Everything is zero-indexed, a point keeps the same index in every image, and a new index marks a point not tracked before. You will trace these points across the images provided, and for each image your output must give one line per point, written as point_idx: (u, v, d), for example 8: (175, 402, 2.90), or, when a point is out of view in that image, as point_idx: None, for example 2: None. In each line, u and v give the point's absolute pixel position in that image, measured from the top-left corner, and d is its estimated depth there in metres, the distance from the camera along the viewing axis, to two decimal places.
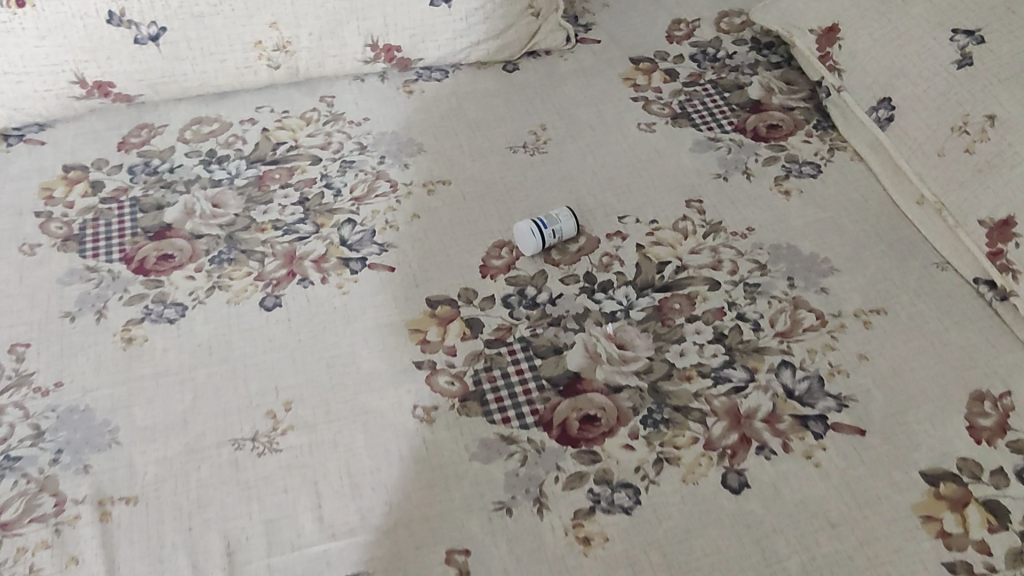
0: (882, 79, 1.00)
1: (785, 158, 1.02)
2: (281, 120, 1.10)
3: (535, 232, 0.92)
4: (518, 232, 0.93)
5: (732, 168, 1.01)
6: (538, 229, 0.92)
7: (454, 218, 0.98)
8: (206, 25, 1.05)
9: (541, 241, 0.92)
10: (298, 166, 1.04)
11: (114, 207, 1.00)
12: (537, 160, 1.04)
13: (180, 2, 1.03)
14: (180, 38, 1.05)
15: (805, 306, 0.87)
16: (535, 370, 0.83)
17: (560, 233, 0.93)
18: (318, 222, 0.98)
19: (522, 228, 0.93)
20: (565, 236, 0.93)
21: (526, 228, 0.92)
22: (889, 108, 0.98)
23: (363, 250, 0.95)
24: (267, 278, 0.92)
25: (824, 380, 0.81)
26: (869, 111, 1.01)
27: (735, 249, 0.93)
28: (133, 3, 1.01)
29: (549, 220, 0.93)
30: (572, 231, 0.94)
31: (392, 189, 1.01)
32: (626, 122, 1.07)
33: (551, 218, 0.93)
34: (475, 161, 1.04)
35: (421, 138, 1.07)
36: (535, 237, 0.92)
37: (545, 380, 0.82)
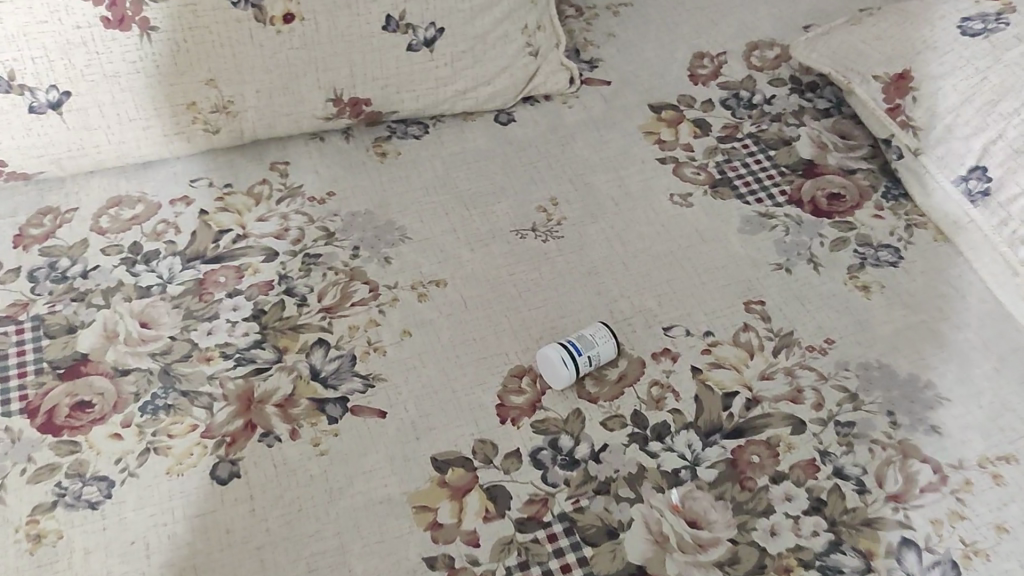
0: (975, 142, 0.81)
1: (856, 239, 0.84)
2: (222, 199, 0.87)
3: (568, 361, 0.72)
4: (544, 358, 0.73)
5: (794, 256, 0.82)
6: (572, 358, 0.72)
7: (456, 334, 0.77)
8: (123, 86, 0.82)
9: (576, 373, 0.72)
10: (248, 264, 0.82)
11: (10, 330, 0.76)
12: (552, 249, 0.84)
13: (87, 60, 0.80)
14: (89, 104, 0.81)
15: (916, 455, 0.69)
16: (586, 565, 0.63)
17: (597, 358, 0.73)
18: (280, 345, 0.76)
19: (550, 354, 0.72)
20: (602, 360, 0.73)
21: (557, 356, 0.72)
22: (985, 180, 0.80)
23: (342, 386, 0.73)
24: (219, 433, 0.70)
25: (961, 566, 0.63)
26: (957, 180, 0.82)
27: (816, 372, 0.74)
28: (25, 64, 0.78)
29: (584, 342, 0.73)
30: (611, 353, 0.74)
31: (372, 293, 0.80)
32: (655, 195, 0.88)
33: (585, 339, 0.73)
34: (474, 253, 0.83)
35: (403, 219, 0.86)
36: (569, 368, 0.72)
37: None
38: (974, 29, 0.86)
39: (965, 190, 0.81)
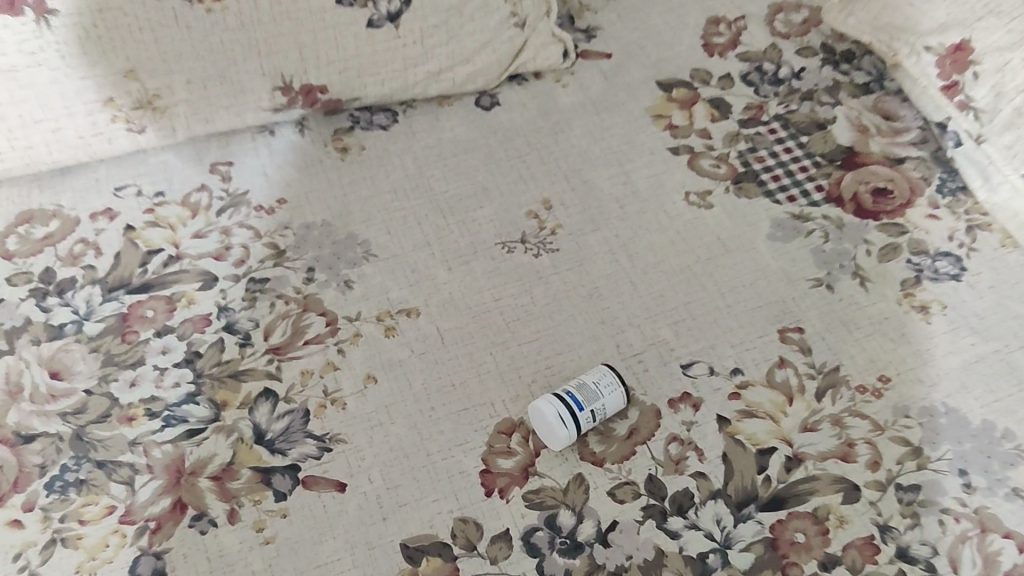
0: None
1: (909, 246, 0.70)
2: (153, 211, 0.73)
3: (566, 420, 0.58)
4: (538, 413, 0.60)
5: (836, 269, 0.69)
6: (571, 416, 0.58)
7: (431, 378, 0.64)
8: (23, 82, 0.67)
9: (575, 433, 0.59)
10: (181, 292, 0.68)
11: None
12: (546, 266, 0.70)
13: None
14: None
15: (995, 528, 0.56)
16: None
17: (601, 413, 0.59)
18: (218, 398, 0.63)
19: (545, 409, 0.59)
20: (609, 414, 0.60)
21: (553, 412, 0.59)
22: None
23: (292, 450, 0.60)
24: (141, 517, 0.57)
25: None
26: None
27: (869, 421, 0.61)
28: None
29: (586, 394, 0.59)
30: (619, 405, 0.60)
31: (330, 328, 0.66)
32: (668, 194, 0.74)
33: (588, 389, 0.60)
34: (453, 272, 0.69)
35: (368, 231, 0.72)
36: (567, 428, 0.58)
37: None
38: None
39: None
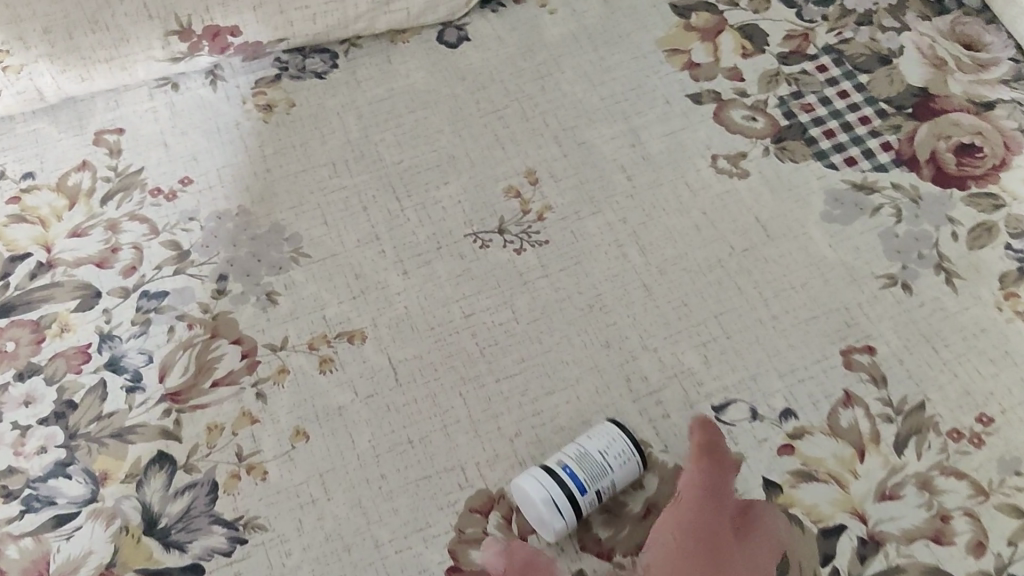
0: None
1: (1008, 226, 0.53)
2: (19, 199, 0.56)
3: (562, 510, 0.42)
4: (522, 490, 0.43)
5: (914, 261, 0.52)
6: (570, 501, 0.42)
7: (380, 432, 0.48)
8: None
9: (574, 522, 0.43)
10: (53, 315, 0.52)
11: None
12: (531, 264, 0.53)
13: None
14: None
15: None
16: None
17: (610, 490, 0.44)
18: (96, 470, 0.47)
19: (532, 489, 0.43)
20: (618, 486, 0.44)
21: (543, 497, 0.42)
22: None
23: (194, 544, 0.45)
24: None
25: None
26: None
27: (968, 482, 0.45)
28: None
29: (590, 470, 0.43)
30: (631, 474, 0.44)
31: (247, 361, 0.50)
32: (689, 159, 0.57)
33: (591, 461, 0.43)
34: (410, 276, 0.53)
35: (297, 220, 0.55)
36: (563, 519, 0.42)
37: None
38: None
39: None
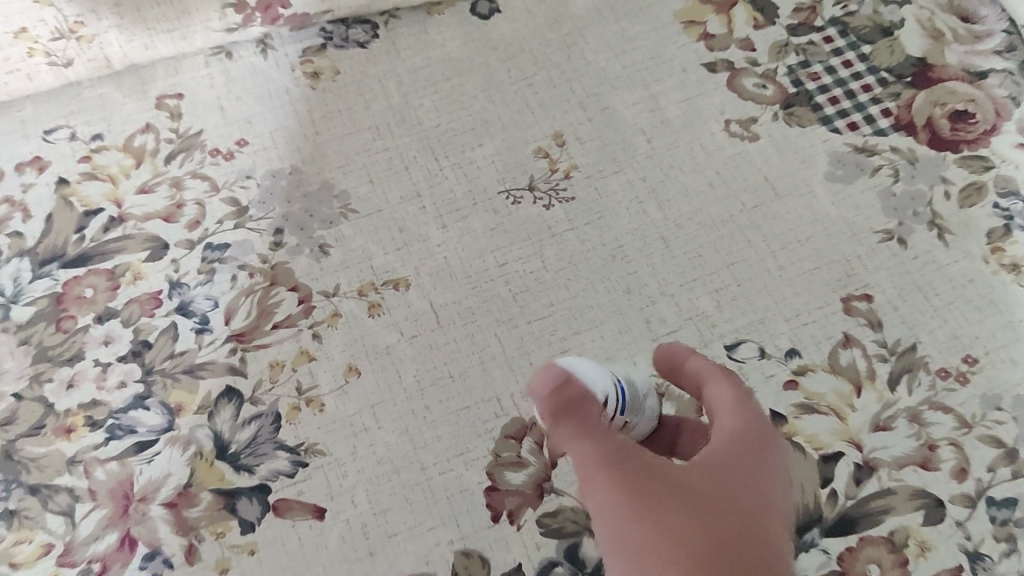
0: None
1: (996, 186, 0.58)
2: (89, 158, 0.61)
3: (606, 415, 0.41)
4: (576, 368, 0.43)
5: (909, 217, 0.57)
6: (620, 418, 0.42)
7: (424, 368, 0.53)
8: None
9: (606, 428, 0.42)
10: (126, 264, 0.57)
11: None
12: (557, 219, 0.58)
13: None
14: None
15: None
16: None
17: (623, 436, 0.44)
18: (171, 402, 0.52)
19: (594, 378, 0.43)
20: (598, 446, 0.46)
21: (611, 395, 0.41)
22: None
23: (261, 466, 0.50)
24: (83, 560, 0.48)
25: None
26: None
27: (953, 415, 0.50)
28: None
29: (636, 394, 0.42)
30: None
31: (302, 306, 0.55)
32: (704, 123, 0.62)
33: (637, 390, 0.43)
34: (448, 228, 0.58)
35: (345, 178, 0.60)
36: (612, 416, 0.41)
37: None
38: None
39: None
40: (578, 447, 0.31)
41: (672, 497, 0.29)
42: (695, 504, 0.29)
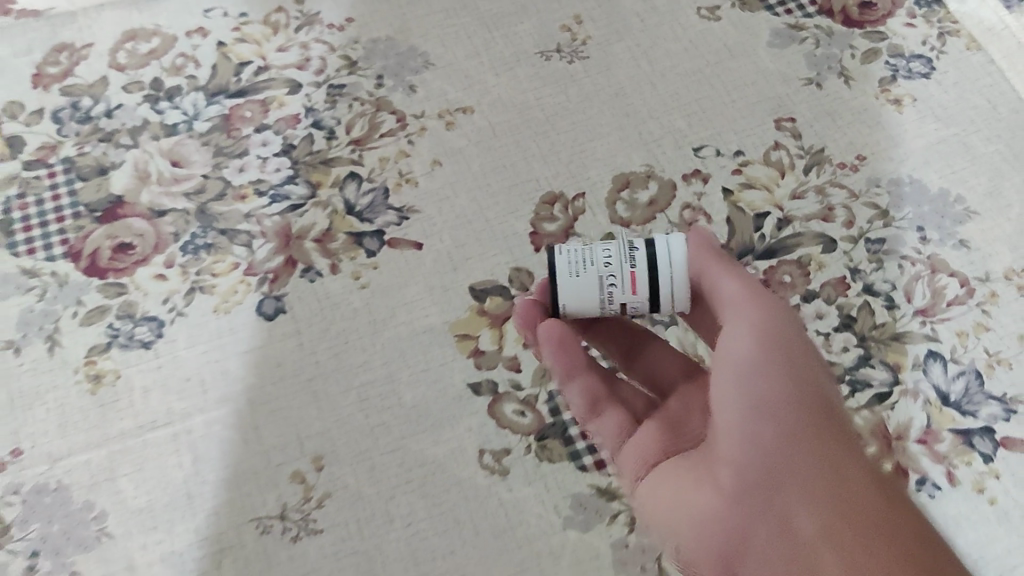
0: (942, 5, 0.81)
1: (888, 50, 0.82)
2: (239, 29, 0.85)
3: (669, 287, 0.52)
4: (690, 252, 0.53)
5: (824, 70, 0.81)
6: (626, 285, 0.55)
7: (486, 163, 0.77)
8: None
9: (636, 293, 0.52)
10: (273, 97, 0.81)
11: (43, 174, 0.77)
12: (577, 71, 0.82)
13: None
14: None
15: (944, 270, 0.70)
16: None
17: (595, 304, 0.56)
18: (312, 180, 0.76)
19: (677, 280, 0.53)
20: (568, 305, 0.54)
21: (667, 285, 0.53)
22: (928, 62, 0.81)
23: (378, 218, 0.74)
24: (261, 270, 0.72)
25: (983, 375, 0.66)
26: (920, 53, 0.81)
27: (847, 190, 0.74)
28: None
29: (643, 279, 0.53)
30: (588, 301, 0.53)
31: (400, 124, 0.79)
32: (683, 8, 0.85)
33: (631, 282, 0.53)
34: (499, 76, 0.82)
35: (425, 44, 0.84)
36: (659, 294, 0.53)
37: None
38: None
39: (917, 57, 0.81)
40: (744, 303, 0.50)
41: (801, 391, 0.47)
42: (796, 385, 0.47)
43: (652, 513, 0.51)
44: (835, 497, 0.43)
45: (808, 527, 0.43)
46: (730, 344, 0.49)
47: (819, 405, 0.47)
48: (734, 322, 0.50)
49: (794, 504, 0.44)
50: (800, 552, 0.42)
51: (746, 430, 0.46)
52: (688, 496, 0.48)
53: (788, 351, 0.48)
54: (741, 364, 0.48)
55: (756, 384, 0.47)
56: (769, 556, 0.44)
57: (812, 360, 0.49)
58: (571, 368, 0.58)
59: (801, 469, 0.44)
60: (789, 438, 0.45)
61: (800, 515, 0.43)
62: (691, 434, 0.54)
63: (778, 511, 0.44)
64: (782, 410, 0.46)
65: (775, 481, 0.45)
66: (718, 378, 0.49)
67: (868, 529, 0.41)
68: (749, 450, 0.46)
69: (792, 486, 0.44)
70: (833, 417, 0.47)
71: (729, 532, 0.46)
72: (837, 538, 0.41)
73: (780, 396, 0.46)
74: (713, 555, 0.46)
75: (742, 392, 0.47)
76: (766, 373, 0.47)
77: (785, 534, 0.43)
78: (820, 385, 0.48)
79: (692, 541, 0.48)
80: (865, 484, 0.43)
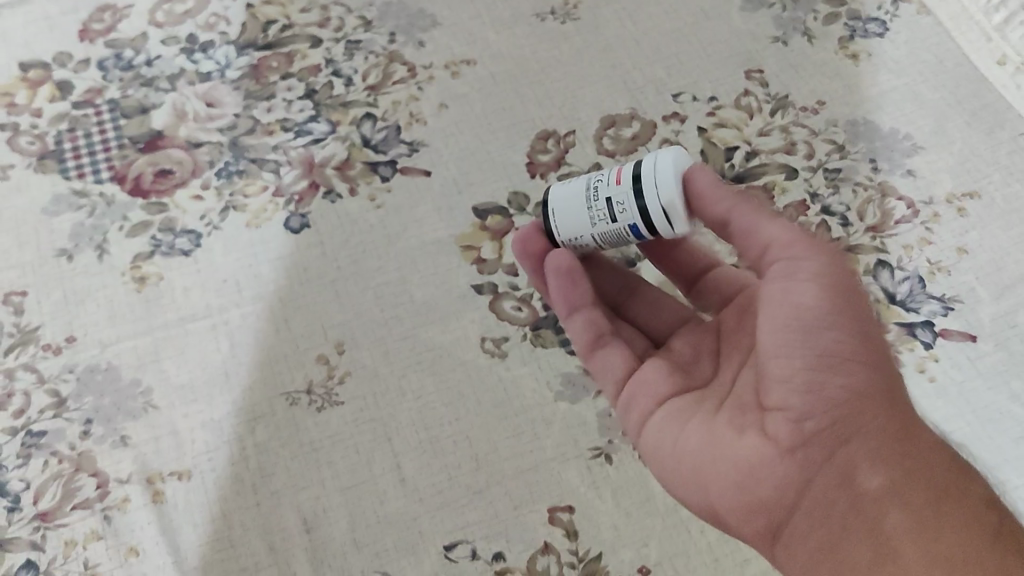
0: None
1: (847, 14, 0.91)
2: None
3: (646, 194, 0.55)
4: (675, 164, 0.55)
5: (791, 30, 0.90)
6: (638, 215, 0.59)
7: (487, 106, 0.86)
8: None
9: (617, 183, 0.57)
10: (297, 50, 0.90)
11: (90, 113, 0.85)
12: (569, 31, 0.92)
13: None
14: None
15: (893, 195, 0.80)
16: None
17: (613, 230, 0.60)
18: (333, 119, 0.85)
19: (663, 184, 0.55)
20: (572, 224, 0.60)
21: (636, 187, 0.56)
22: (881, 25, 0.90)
23: (391, 151, 0.83)
24: (288, 193, 0.80)
25: (926, 279, 0.75)
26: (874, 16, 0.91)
27: (808, 129, 0.84)
28: None
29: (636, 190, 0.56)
30: (575, 195, 0.60)
31: (410, 73, 0.88)
32: None
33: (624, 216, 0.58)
34: (499, 34, 0.91)
35: (432, 6, 0.93)
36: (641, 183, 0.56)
37: None
38: None
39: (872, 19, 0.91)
40: (799, 244, 0.52)
41: (868, 347, 0.50)
42: (863, 341, 0.50)
43: (687, 454, 0.55)
44: (902, 455, 0.48)
45: (876, 483, 0.48)
46: (793, 289, 0.51)
47: (880, 361, 0.50)
48: (789, 261, 0.52)
49: (859, 456, 0.48)
50: (863, 502, 0.48)
51: (814, 386, 0.49)
52: (738, 440, 0.52)
53: (850, 300, 0.50)
54: (811, 317, 0.50)
55: (825, 337, 0.50)
56: (828, 501, 0.49)
57: (869, 311, 0.52)
58: (578, 302, 0.61)
59: (868, 426, 0.49)
60: (857, 396, 0.49)
61: (866, 468, 0.48)
62: (698, 378, 0.60)
63: (842, 463, 0.49)
64: (849, 366, 0.49)
65: (842, 437, 0.49)
66: (774, 319, 0.51)
67: (935, 488, 0.47)
68: (817, 403, 0.49)
69: (859, 442, 0.49)
70: (892, 374, 0.50)
71: (787, 476, 0.50)
72: (906, 493, 0.47)
73: (850, 351, 0.50)
74: (764, 496, 0.51)
75: (810, 344, 0.50)
76: (830, 326, 0.50)
77: (847, 485, 0.48)
78: (879, 336, 0.51)
79: (737, 481, 0.51)
80: (928, 446, 0.49)
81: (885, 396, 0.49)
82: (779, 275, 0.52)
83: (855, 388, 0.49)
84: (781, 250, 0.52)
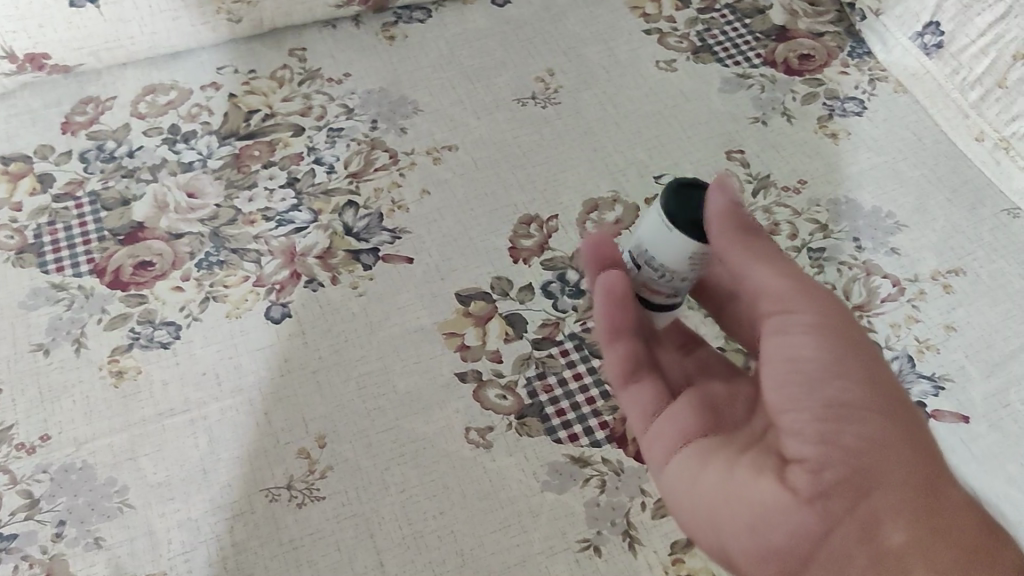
0: (863, 63, 0.95)
1: (825, 94, 0.92)
2: (248, 83, 0.94)
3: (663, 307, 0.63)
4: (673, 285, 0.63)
5: (769, 110, 0.91)
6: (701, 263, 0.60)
7: (469, 191, 0.86)
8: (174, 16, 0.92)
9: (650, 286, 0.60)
10: (278, 138, 0.90)
11: (70, 205, 0.85)
12: (550, 115, 0.92)
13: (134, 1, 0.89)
14: (132, 16, 0.90)
15: (878, 273, 0.80)
16: (582, 384, 0.74)
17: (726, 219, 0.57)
18: (314, 207, 0.85)
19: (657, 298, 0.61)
20: (660, 215, 0.56)
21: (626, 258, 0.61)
22: (859, 104, 0.91)
23: (373, 238, 0.83)
24: (269, 282, 0.80)
25: (915, 359, 0.75)
26: (847, 96, 0.92)
27: (791, 209, 0.84)
28: (91, 25, 0.89)
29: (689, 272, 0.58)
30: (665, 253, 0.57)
31: (392, 160, 0.88)
32: (643, 61, 0.96)
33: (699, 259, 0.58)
34: (480, 119, 0.92)
35: (415, 94, 0.94)
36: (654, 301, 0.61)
37: (590, 393, 0.73)
38: (858, 52, 0.96)
39: (846, 100, 0.92)
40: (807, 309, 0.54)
41: (882, 395, 0.52)
42: (876, 391, 0.52)
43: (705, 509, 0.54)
44: (927, 513, 0.49)
45: (898, 537, 0.48)
46: (796, 340, 0.53)
47: (896, 410, 0.51)
48: (794, 315, 0.54)
49: (881, 509, 0.49)
50: (886, 556, 0.48)
51: (827, 434, 0.51)
52: (759, 488, 0.52)
53: (856, 357, 0.53)
54: (818, 364, 0.52)
55: (832, 387, 0.51)
56: (846, 552, 0.49)
57: (878, 361, 0.53)
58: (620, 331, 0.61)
59: (891, 472, 0.50)
60: (872, 447, 0.50)
61: (889, 523, 0.49)
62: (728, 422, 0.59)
63: (865, 516, 0.49)
64: (863, 416, 0.51)
65: (860, 492, 0.49)
66: (781, 370, 0.54)
67: (965, 547, 0.47)
68: (831, 451, 0.50)
69: (880, 496, 0.49)
70: (908, 419, 0.52)
71: (803, 526, 0.50)
72: (930, 549, 0.48)
73: (859, 403, 0.51)
74: (777, 542, 0.51)
75: (817, 395, 0.52)
76: (839, 376, 0.52)
77: (869, 540, 0.49)
78: (891, 385, 0.53)
79: (753, 524, 0.51)
80: (958, 507, 0.49)
81: (902, 443, 0.50)
82: (784, 328, 0.54)
83: (870, 441, 0.50)
84: (780, 307, 0.55)
